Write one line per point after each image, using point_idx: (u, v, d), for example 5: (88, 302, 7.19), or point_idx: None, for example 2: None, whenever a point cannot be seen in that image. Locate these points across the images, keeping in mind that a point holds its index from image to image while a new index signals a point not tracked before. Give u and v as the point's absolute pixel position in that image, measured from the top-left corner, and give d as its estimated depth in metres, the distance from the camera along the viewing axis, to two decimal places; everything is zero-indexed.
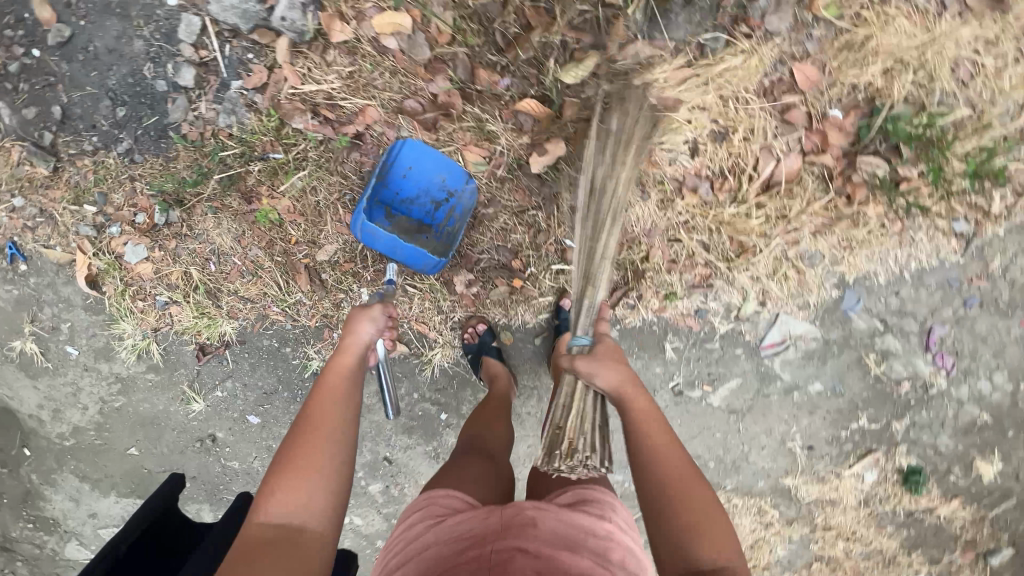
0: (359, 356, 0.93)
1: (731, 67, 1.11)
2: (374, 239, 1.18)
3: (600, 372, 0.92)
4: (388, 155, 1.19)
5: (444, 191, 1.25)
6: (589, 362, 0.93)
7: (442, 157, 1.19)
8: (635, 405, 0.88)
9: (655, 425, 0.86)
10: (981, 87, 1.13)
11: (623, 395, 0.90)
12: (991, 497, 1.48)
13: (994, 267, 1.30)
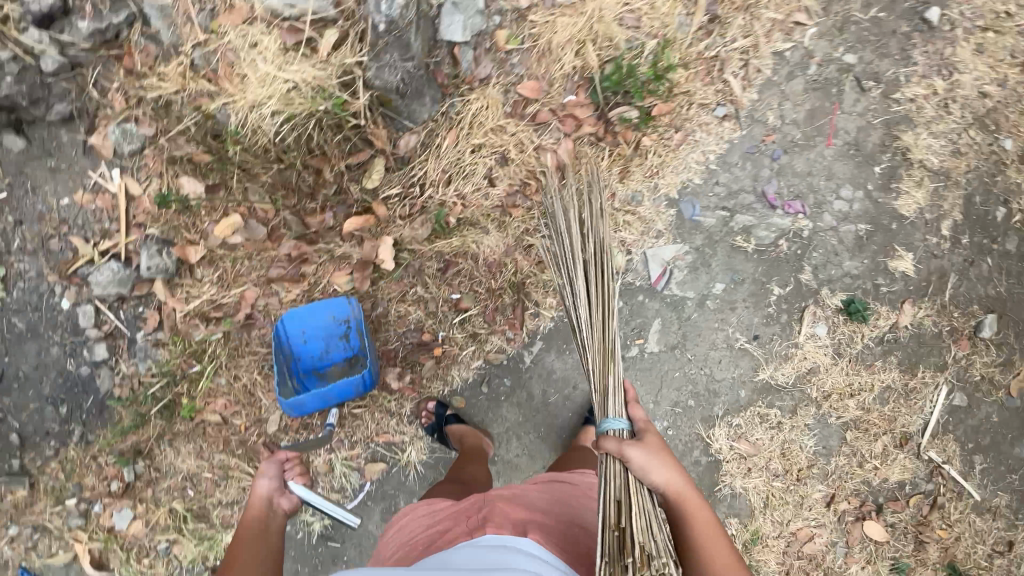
0: (264, 505, 1.12)
1: (476, 111, 1.39)
2: (302, 402, 1.35)
3: (656, 471, 0.97)
4: (278, 337, 1.38)
5: (339, 322, 1.43)
6: (644, 456, 0.98)
7: (318, 302, 1.38)
8: (688, 507, 0.96)
9: (712, 533, 0.93)
10: (650, 21, 1.44)
11: (677, 498, 0.96)
12: (930, 285, 1.58)
13: (772, 121, 1.55)
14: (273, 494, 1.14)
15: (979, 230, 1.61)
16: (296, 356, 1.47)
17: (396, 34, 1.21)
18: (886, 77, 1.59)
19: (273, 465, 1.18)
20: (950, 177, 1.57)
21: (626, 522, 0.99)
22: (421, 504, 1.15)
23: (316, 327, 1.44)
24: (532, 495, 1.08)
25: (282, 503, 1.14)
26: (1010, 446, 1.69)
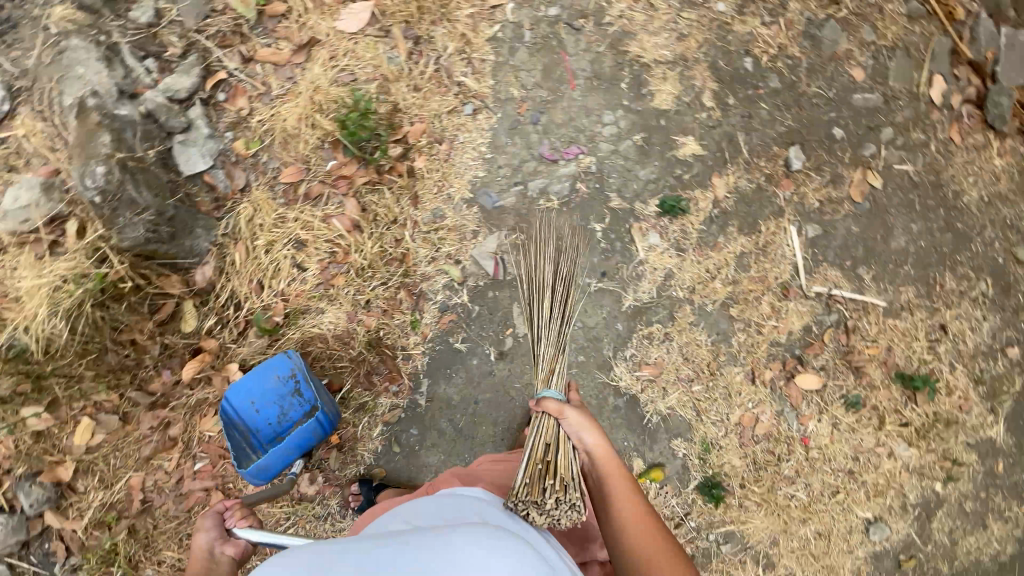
0: (206, 558, 1.08)
1: (252, 216, 1.46)
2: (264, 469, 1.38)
3: (586, 431, 1.16)
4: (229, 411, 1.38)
5: (283, 380, 1.43)
6: (578, 417, 1.18)
7: (257, 368, 1.39)
8: (609, 465, 1.13)
9: (629, 487, 1.09)
10: (365, 67, 1.56)
11: (602, 454, 1.14)
12: (724, 152, 1.70)
13: (518, 94, 1.69)
14: (216, 544, 1.11)
15: (740, 87, 1.73)
16: (254, 426, 1.48)
17: (117, 198, 1.30)
18: (591, 10, 1.73)
19: (210, 517, 1.13)
20: (688, 59, 1.72)
21: (553, 457, 1.18)
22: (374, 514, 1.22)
23: (263, 393, 1.44)
24: (480, 470, 1.29)
25: (225, 550, 1.11)
26: (878, 246, 1.78)
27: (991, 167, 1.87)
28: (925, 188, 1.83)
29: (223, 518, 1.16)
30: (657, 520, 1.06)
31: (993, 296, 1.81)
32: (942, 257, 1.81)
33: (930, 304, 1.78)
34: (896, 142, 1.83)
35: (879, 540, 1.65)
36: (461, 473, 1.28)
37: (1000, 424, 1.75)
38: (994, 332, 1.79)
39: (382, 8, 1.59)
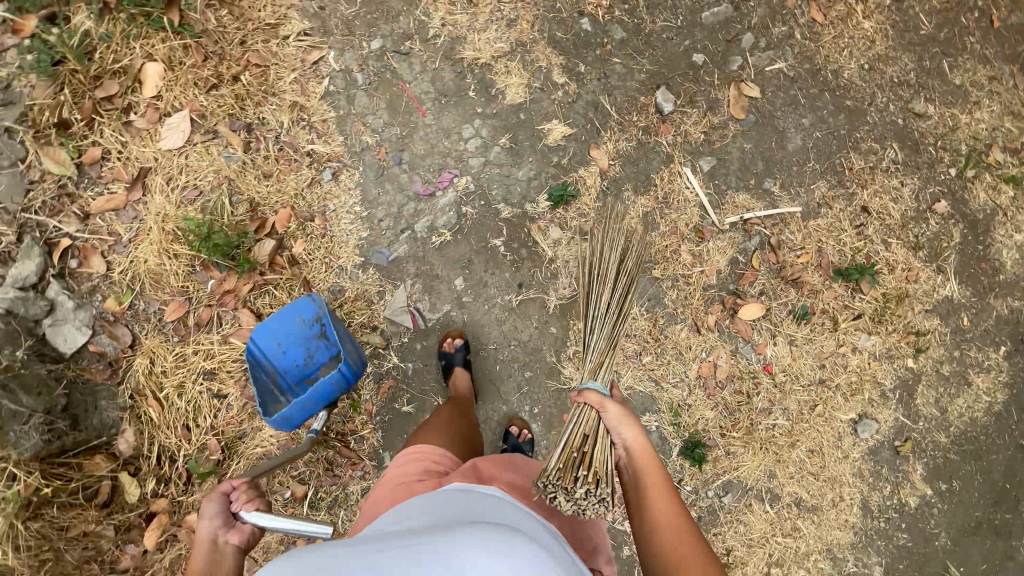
0: (210, 548, 0.99)
1: (153, 365, 1.44)
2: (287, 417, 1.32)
3: (624, 426, 1.05)
4: (253, 353, 1.37)
5: (309, 323, 1.42)
6: (617, 412, 1.07)
7: (281, 311, 1.38)
8: (645, 467, 0.99)
9: (664, 484, 0.96)
10: (206, 176, 1.50)
11: (639, 454, 1.01)
12: (593, 122, 1.66)
13: (371, 140, 1.63)
14: (219, 531, 1.01)
15: (586, 50, 1.67)
16: (281, 367, 1.47)
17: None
18: (413, 29, 1.66)
19: (213, 504, 1.01)
20: (525, 42, 1.65)
21: (588, 449, 1.12)
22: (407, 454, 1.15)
23: (290, 335, 1.43)
24: (503, 474, 1.05)
25: (230, 539, 1.01)
26: (776, 154, 1.74)
27: (861, 32, 1.82)
28: (805, 78, 1.78)
29: (229, 500, 1.04)
30: (697, 533, 0.91)
31: (905, 159, 1.77)
32: (843, 140, 1.77)
33: (846, 190, 1.75)
34: (760, 44, 1.76)
35: (871, 436, 1.65)
36: (484, 467, 1.05)
37: (951, 281, 1.74)
38: (918, 194, 1.76)
39: (200, 109, 1.50)
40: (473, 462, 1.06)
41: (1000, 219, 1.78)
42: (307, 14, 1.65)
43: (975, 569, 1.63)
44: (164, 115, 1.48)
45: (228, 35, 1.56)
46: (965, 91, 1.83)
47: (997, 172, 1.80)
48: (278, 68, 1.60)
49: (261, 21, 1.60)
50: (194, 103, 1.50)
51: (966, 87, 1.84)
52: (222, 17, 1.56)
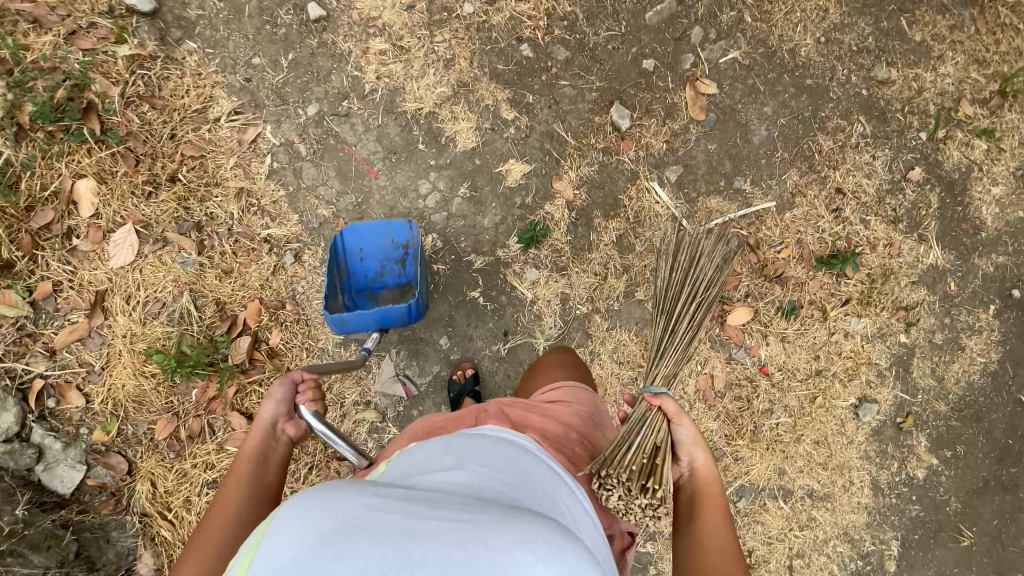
0: (267, 431, 1.03)
1: (156, 485, 1.43)
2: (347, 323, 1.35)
3: (696, 448, 1.07)
4: (338, 244, 1.44)
5: (397, 245, 1.49)
6: (692, 433, 1.08)
7: (377, 223, 1.46)
8: (705, 485, 1.03)
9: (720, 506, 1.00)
10: (165, 285, 1.44)
11: (704, 481, 1.04)
12: (551, 154, 1.61)
13: (328, 213, 1.57)
14: (279, 420, 1.04)
15: (531, 78, 1.59)
16: (354, 270, 1.53)
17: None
18: (348, 87, 1.58)
19: (281, 388, 1.05)
20: (466, 82, 1.57)
21: (660, 454, 1.09)
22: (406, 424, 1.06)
23: (373, 247, 1.50)
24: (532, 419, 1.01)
25: (287, 430, 1.05)
26: (742, 149, 1.69)
27: (813, 2, 1.73)
28: (761, 64, 1.71)
29: (296, 390, 1.08)
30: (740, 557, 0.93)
31: (874, 132, 1.72)
32: (809, 122, 1.71)
33: (818, 175, 1.70)
34: (711, 36, 1.68)
35: (873, 418, 1.66)
36: (513, 410, 1.02)
37: (933, 248, 1.72)
38: (890, 165, 1.72)
39: (143, 219, 1.43)
40: (496, 403, 1.03)
41: (976, 175, 1.75)
42: (234, 90, 1.57)
43: (989, 527, 1.67)
44: (107, 231, 1.42)
45: (157, 132, 1.48)
46: (927, 48, 1.77)
47: (968, 127, 1.76)
48: (216, 155, 1.52)
49: (187, 109, 1.52)
50: (136, 213, 1.43)
51: (927, 42, 1.77)
52: (146, 114, 1.48)
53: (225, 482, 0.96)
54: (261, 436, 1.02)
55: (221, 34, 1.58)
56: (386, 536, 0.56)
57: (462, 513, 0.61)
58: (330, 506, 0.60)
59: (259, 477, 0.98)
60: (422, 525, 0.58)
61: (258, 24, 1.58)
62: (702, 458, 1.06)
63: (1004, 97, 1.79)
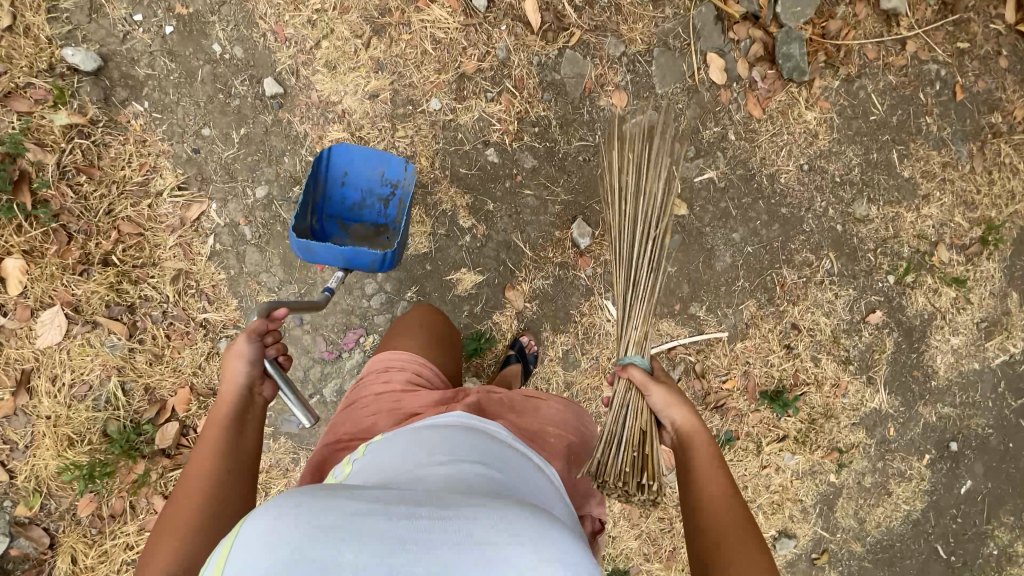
0: (240, 392, 1.00)
1: (74, 561, 1.44)
2: (311, 250, 1.26)
3: (670, 408, 1.02)
4: (322, 162, 1.35)
5: (386, 180, 1.42)
6: (665, 395, 1.03)
7: (373, 152, 1.41)
8: (694, 441, 0.98)
9: (714, 458, 0.94)
10: (93, 367, 1.42)
11: (690, 437, 0.99)
12: (505, 263, 1.56)
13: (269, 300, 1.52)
14: (251, 378, 1.01)
15: (494, 183, 1.53)
16: (329, 195, 1.44)
17: None
18: (300, 172, 1.51)
19: (249, 346, 1.01)
20: (426, 183, 1.51)
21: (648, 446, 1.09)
22: (391, 356, 1.14)
23: (360, 174, 1.42)
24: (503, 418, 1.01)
25: (263, 392, 1.03)
26: (702, 274, 1.65)
27: (803, 126, 1.66)
28: (737, 187, 1.65)
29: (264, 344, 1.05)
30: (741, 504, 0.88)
31: (841, 270, 1.68)
32: (776, 253, 1.66)
33: (776, 308, 1.67)
34: (688, 153, 1.62)
35: (788, 551, 1.71)
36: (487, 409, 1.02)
37: (880, 392, 1.72)
38: (852, 306, 1.69)
39: (73, 301, 1.39)
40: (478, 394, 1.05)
41: (937, 324, 1.73)
42: (180, 161, 1.49)
43: None
44: (36, 310, 1.38)
45: (92, 207, 1.41)
46: (914, 185, 1.70)
47: (940, 273, 1.72)
48: (156, 232, 1.46)
49: (128, 182, 1.45)
50: (66, 294, 1.39)
51: (915, 179, 1.70)
52: (82, 187, 1.41)
53: (197, 450, 0.91)
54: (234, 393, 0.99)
55: (171, 98, 1.49)
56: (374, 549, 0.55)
57: (444, 511, 0.61)
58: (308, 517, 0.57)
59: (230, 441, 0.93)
60: (406, 533, 0.57)
61: (210, 92, 1.49)
62: (685, 420, 1.00)
63: (984, 244, 1.74)
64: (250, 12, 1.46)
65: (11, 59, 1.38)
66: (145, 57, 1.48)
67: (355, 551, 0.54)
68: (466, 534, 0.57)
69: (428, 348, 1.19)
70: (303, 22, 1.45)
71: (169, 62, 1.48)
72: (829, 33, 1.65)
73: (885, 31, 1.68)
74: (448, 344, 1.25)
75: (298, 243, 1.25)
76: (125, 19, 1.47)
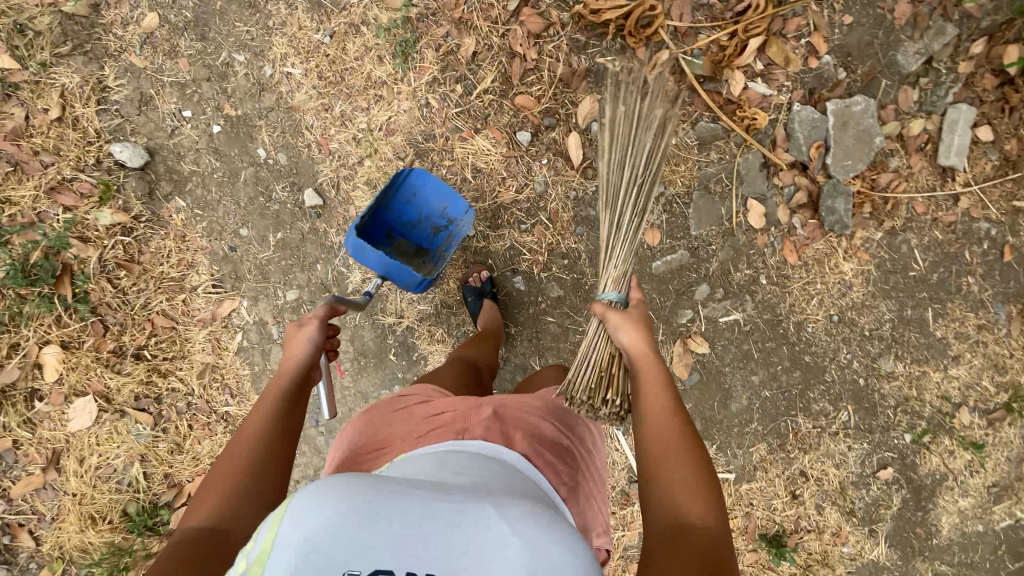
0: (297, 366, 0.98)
1: None
2: (362, 253, 1.27)
3: (621, 331, 1.02)
4: (400, 178, 1.35)
5: (444, 217, 1.42)
6: (622, 320, 1.03)
7: (446, 187, 1.40)
8: (642, 367, 0.97)
9: (662, 381, 0.94)
10: (120, 450, 1.49)
11: (638, 358, 0.98)
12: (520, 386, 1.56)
13: None
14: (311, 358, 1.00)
15: (518, 308, 1.54)
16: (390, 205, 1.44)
17: None
18: (330, 279, 1.53)
19: (314, 327, 1.00)
20: (451, 303, 1.52)
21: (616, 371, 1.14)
22: (406, 394, 1.08)
23: (425, 199, 1.42)
24: (526, 423, 0.96)
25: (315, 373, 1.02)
26: (716, 414, 1.64)
27: (838, 275, 1.63)
28: (762, 330, 1.63)
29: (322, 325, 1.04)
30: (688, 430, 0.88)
31: (858, 423, 1.66)
32: (793, 400, 1.65)
33: (786, 454, 1.66)
34: (717, 293, 1.60)
35: None
36: (507, 415, 0.97)
37: (880, 545, 1.70)
38: (863, 460, 1.67)
39: (104, 390, 1.46)
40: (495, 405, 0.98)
41: (948, 484, 1.70)
42: (217, 258, 1.53)
43: None
44: (69, 397, 1.45)
45: (129, 300, 1.47)
46: (945, 344, 1.66)
47: (958, 436, 1.68)
48: (187, 325, 1.51)
49: (164, 277, 1.49)
50: (99, 384, 1.45)
51: (947, 339, 1.66)
52: (121, 281, 1.46)
53: (252, 415, 0.90)
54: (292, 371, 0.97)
55: (212, 196, 1.52)
56: (400, 527, 0.54)
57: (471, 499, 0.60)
58: (344, 487, 0.56)
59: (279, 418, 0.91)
60: (431, 512, 0.56)
61: (252, 193, 1.51)
62: (632, 340, 0.99)
63: (1009, 410, 1.68)
64: (298, 121, 1.48)
65: (61, 152, 1.42)
66: (191, 153, 1.50)
67: (383, 526, 0.54)
68: (486, 521, 0.56)
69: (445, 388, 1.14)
70: (348, 138, 1.47)
71: (214, 160, 1.51)
72: (879, 184, 1.60)
73: (938, 187, 1.62)
74: (473, 381, 1.24)
75: (353, 243, 1.26)
76: (174, 114, 1.49)
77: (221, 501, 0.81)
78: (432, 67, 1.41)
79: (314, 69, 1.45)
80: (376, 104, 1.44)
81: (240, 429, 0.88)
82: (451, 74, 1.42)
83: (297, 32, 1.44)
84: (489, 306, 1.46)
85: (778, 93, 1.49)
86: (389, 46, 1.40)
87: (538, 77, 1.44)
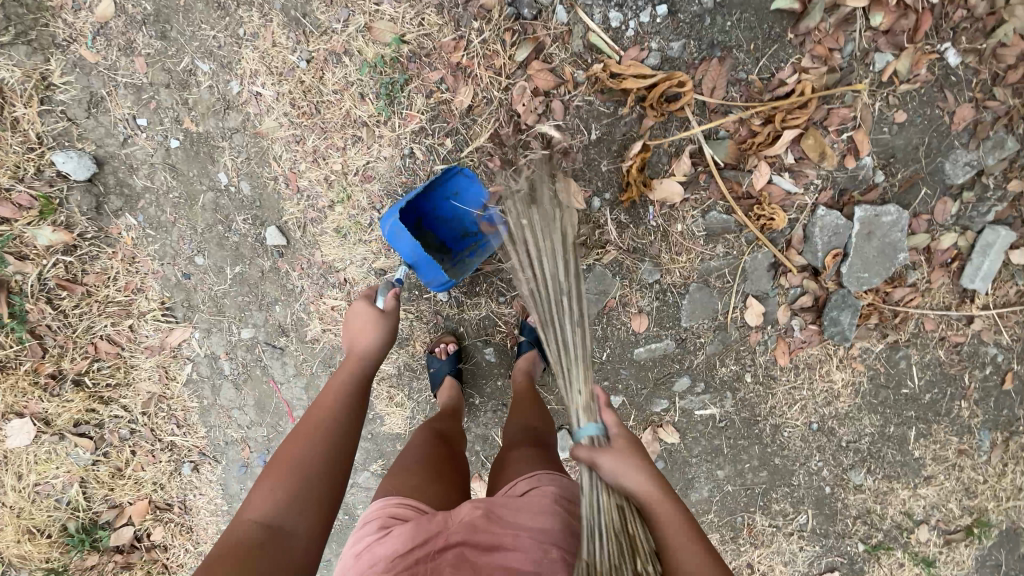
0: (360, 358, 1.03)
1: None
2: (395, 237, 1.18)
3: (623, 475, 0.80)
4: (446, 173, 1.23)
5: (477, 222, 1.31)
6: (614, 462, 0.81)
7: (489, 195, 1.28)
8: (656, 509, 0.78)
9: (684, 528, 0.77)
10: (58, 469, 1.44)
11: (655, 509, 0.78)
12: (477, 454, 1.50)
13: (238, 436, 1.48)
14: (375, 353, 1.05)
15: (485, 379, 1.44)
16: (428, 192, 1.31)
17: None
18: (289, 324, 1.41)
19: (387, 321, 1.08)
20: (415, 365, 1.43)
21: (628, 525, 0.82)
22: (376, 515, 0.86)
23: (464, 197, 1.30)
24: (507, 543, 0.78)
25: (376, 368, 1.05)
26: None
27: (827, 383, 1.54)
28: (736, 427, 1.56)
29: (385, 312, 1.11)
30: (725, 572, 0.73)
31: (815, 526, 1.63)
32: (753, 498, 1.61)
33: (736, 546, 1.65)
34: (696, 386, 1.52)
35: None
36: (480, 532, 0.79)
37: None
38: (811, 561, 1.66)
39: (43, 414, 1.40)
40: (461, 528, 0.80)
41: None
42: (168, 284, 1.39)
43: None
44: (6, 415, 1.39)
45: (71, 323, 1.37)
46: (921, 465, 1.59)
47: (911, 551, 1.64)
48: (132, 352, 1.42)
49: (109, 300, 1.38)
50: (36, 406, 1.39)
51: (924, 459, 1.58)
52: (61, 302, 1.36)
53: (316, 409, 0.90)
54: (352, 378, 0.99)
55: (167, 217, 1.36)
56: None
57: None
58: None
59: (347, 410, 0.91)
60: None
61: (210, 221, 1.36)
62: (639, 482, 0.79)
63: (968, 533, 1.62)
64: (266, 150, 1.31)
65: None
66: (145, 167, 1.34)
67: None
68: None
69: (419, 483, 0.94)
70: (319, 178, 1.31)
71: (170, 178, 1.34)
72: (892, 297, 1.46)
73: (953, 307, 1.49)
74: (449, 453, 1.09)
75: (389, 225, 1.18)
76: (128, 120, 1.31)
77: (279, 496, 0.74)
78: (420, 115, 1.27)
79: (287, 95, 1.28)
80: (354, 146, 1.29)
81: (302, 422, 0.86)
82: (441, 126, 1.28)
83: (271, 48, 1.26)
84: (450, 383, 1.34)
85: (804, 191, 1.34)
86: (373, 85, 1.26)
87: (539, 141, 1.28)
